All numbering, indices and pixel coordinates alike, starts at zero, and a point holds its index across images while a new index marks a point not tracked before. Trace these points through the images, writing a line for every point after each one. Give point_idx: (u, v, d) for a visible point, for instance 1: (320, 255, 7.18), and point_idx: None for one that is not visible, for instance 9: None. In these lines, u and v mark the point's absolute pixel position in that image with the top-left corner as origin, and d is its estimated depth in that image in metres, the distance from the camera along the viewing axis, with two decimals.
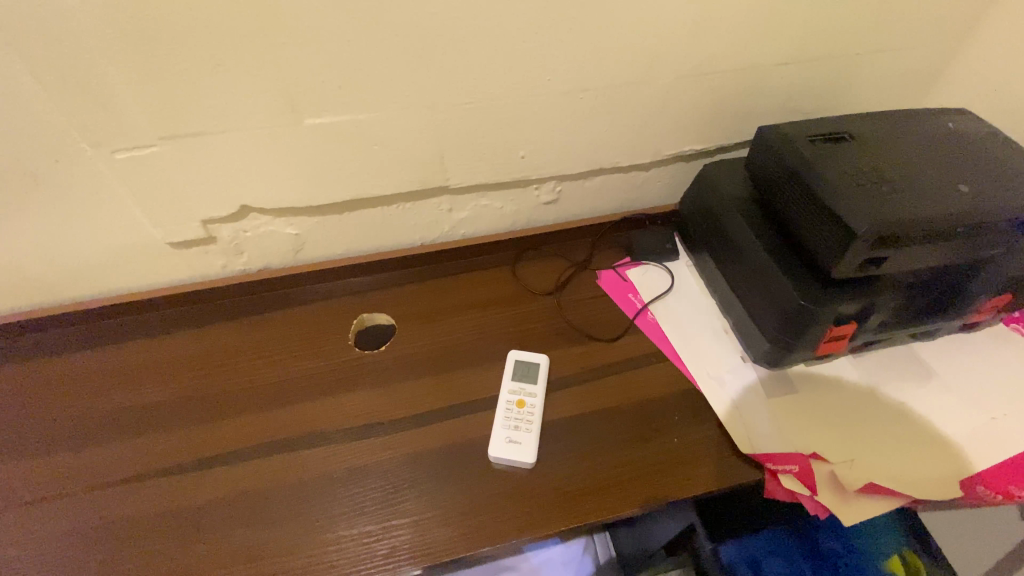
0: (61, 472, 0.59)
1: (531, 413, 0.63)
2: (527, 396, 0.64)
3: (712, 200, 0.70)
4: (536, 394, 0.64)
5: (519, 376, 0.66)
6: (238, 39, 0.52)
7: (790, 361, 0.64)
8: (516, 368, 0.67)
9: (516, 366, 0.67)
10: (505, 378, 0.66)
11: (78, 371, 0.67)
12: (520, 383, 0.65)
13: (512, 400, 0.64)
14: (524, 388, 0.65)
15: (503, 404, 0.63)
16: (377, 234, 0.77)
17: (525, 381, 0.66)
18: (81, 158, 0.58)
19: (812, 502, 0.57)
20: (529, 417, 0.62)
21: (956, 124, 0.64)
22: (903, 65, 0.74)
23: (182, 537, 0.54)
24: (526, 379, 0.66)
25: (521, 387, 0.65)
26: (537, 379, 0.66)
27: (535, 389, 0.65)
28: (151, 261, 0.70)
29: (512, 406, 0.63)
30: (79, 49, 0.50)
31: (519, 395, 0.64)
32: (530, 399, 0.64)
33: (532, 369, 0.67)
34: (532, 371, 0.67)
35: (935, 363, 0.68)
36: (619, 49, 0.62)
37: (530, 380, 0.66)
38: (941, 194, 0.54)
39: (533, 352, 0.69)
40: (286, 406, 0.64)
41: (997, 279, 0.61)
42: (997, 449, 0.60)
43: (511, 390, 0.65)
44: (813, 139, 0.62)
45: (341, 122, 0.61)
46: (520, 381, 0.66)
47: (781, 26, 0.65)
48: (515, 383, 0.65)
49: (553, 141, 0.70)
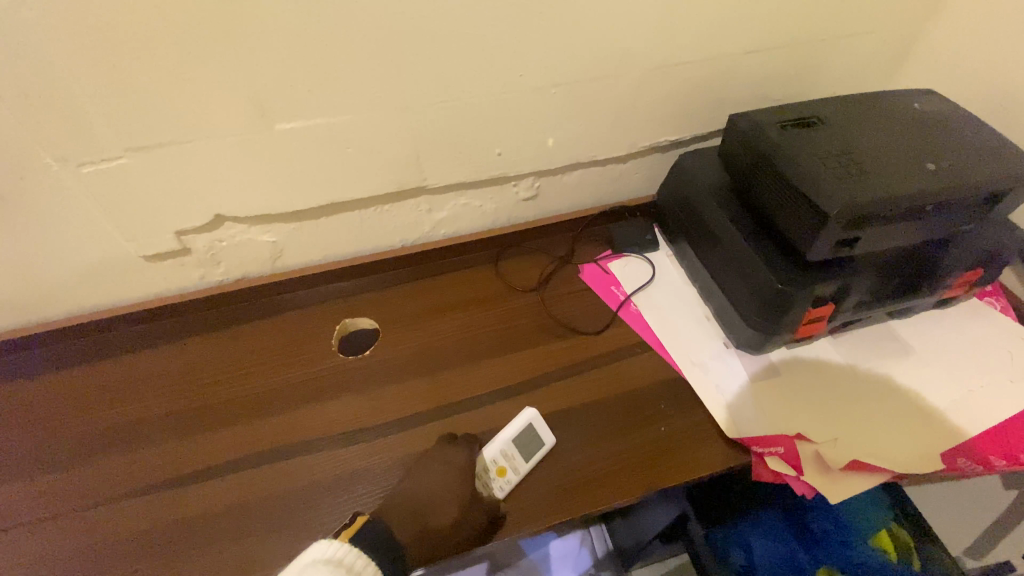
0: (39, 496, 0.57)
1: (507, 479, 0.57)
2: (512, 464, 0.58)
3: (688, 191, 0.71)
4: (519, 470, 0.58)
5: (528, 437, 0.60)
6: (204, 46, 0.51)
7: (772, 344, 0.65)
8: (532, 429, 0.61)
9: (523, 430, 0.60)
10: (514, 427, 0.61)
11: (54, 392, 0.65)
12: (514, 449, 0.59)
13: (505, 453, 0.59)
14: (514, 456, 0.59)
15: (494, 451, 0.59)
16: (357, 239, 0.76)
17: (519, 450, 0.59)
18: (46, 174, 0.56)
19: (798, 481, 0.58)
20: (500, 489, 0.57)
21: (920, 105, 0.66)
22: (865, 52, 0.76)
23: (173, 554, 0.53)
24: (524, 446, 0.60)
25: (512, 454, 0.59)
26: (530, 456, 0.59)
27: (522, 465, 0.58)
28: (126, 276, 0.69)
29: (501, 458, 0.58)
30: (39, 61, 0.49)
31: (505, 460, 0.58)
32: (513, 469, 0.58)
33: (532, 443, 0.60)
34: (534, 444, 0.60)
35: (912, 339, 0.70)
36: (590, 44, 0.62)
37: (524, 451, 0.59)
38: (908, 173, 0.55)
39: (547, 431, 0.61)
40: (272, 416, 0.63)
41: (965, 253, 0.63)
42: (975, 420, 0.61)
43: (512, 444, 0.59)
44: (784, 125, 0.63)
45: (313, 126, 0.60)
46: (527, 443, 0.60)
47: (746, 17, 0.66)
48: (512, 445, 0.59)
49: (528, 138, 0.70)
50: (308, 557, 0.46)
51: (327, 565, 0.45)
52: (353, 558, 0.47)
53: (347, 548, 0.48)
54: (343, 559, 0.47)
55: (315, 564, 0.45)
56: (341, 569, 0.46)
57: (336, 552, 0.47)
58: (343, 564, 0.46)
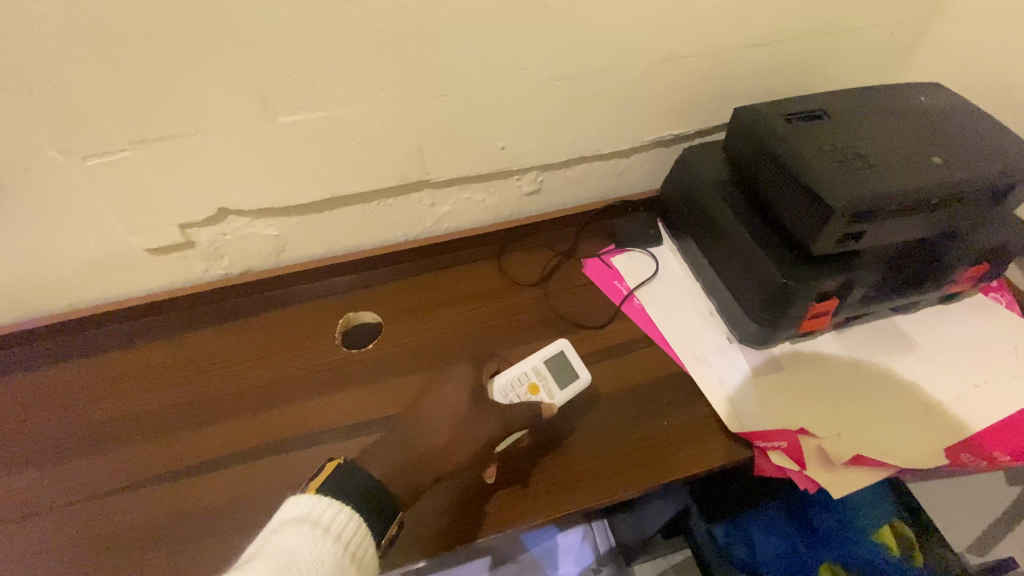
0: (44, 488, 0.58)
1: (537, 398, 0.60)
2: (544, 385, 0.61)
3: (692, 185, 0.70)
4: (554, 390, 0.61)
5: (562, 365, 0.63)
6: (206, 38, 0.51)
7: (775, 339, 0.65)
8: (567, 358, 0.63)
9: (555, 356, 0.63)
10: (551, 352, 0.63)
11: (58, 385, 0.66)
12: (547, 371, 0.62)
13: (539, 373, 0.62)
14: (547, 379, 0.61)
15: (529, 369, 0.62)
16: (360, 233, 0.76)
17: (552, 375, 0.62)
18: (51, 167, 0.56)
19: (801, 477, 0.58)
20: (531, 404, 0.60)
21: (926, 98, 0.65)
22: (871, 47, 0.75)
23: (178, 544, 0.54)
24: (556, 369, 0.62)
25: (546, 376, 0.61)
26: (561, 381, 0.62)
27: (554, 388, 0.61)
28: (130, 269, 0.69)
29: (534, 377, 0.61)
30: (42, 53, 0.48)
31: (538, 378, 0.61)
32: (545, 390, 0.61)
33: (564, 369, 0.63)
34: (567, 368, 0.63)
35: (916, 334, 0.70)
36: (594, 37, 0.62)
37: (557, 376, 0.62)
38: (913, 167, 0.55)
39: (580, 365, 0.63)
40: (276, 409, 0.64)
41: (971, 248, 0.62)
42: (980, 416, 0.61)
43: (546, 367, 0.62)
44: (789, 118, 0.62)
45: (316, 120, 0.60)
46: (559, 369, 0.62)
47: (751, 11, 0.65)
48: (544, 367, 0.62)
49: (531, 132, 0.70)
50: (280, 517, 0.46)
51: (293, 523, 0.45)
52: (328, 512, 0.46)
53: (319, 502, 0.46)
54: (314, 513, 0.46)
55: (284, 523, 0.45)
56: (309, 525, 0.45)
57: (311, 507, 0.46)
58: (313, 519, 0.45)
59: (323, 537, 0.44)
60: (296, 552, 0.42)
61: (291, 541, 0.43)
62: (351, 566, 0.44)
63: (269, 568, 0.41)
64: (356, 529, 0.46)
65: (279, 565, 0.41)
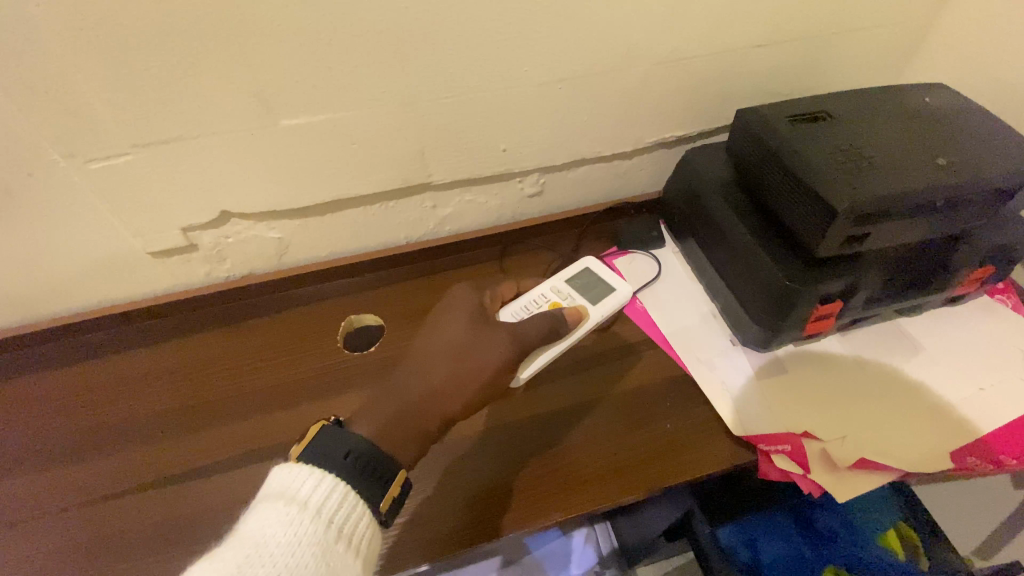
0: (47, 490, 0.58)
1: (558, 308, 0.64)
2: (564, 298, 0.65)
3: (695, 186, 0.70)
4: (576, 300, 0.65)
5: (580, 284, 0.68)
6: (208, 41, 0.51)
7: (779, 342, 0.64)
8: (585, 278, 0.68)
9: (573, 278, 0.69)
10: (566, 275, 0.69)
11: (61, 387, 0.66)
12: (565, 288, 0.67)
13: (557, 291, 0.66)
14: (567, 294, 0.66)
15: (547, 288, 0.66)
16: (362, 235, 0.76)
17: (571, 291, 0.67)
18: (54, 170, 0.56)
19: (806, 480, 0.58)
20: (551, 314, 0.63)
21: (931, 99, 0.65)
22: (874, 48, 0.75)
23: (180, 548, 0.54)
24: (574, 287, 0.67)
25: (565, 292, 0.66)
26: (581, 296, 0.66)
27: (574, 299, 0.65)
28: (133, 272, 0.70)
29: (553, 294, 0.66)
30: (47, 57, 0.49)
31: (557, 294, 0.66)
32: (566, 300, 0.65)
33: (584, 287, 0.67)
34: (583, 282, 0.68)
35: (921, 336, 0.69)
36: (596, 38, 0.62)
37: (576, 293, 0.67)
38: (919, 168, 0.54)
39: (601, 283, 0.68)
40: (278, 412, 0.64)
41: (977, 250, 0.62)
42: (986, 420, 0.61)
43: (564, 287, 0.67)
44: (792, 120, 0.62)
45: (318, 122, 0.60)
46: (578, 288, 0.67)
47: (753, 12, 0.65)
48: (562, 286, 0.67)
49: (533, 133, 0.70)
50: (265, 490, 0.46)
51: (272, 500, 0.44)
52: (309, 486, 0.45)
53: (300, 476, 0.45)
54: (294, 489, 0.44)
55: (266, 497, 0.45)
56: (287, 500, 0.43)
57: (292, 481, 0.45)
58: (293, 495, 0.44)
59: (300, 513, 0.43)
60: (270, 533, 0.41)
61: (267, 520, 0.42)
62: (335, 541, 0.42)
63: (240, 555, 0.40)
64: (338, 502, 0.44)
65: (250, 550, 0.40)
